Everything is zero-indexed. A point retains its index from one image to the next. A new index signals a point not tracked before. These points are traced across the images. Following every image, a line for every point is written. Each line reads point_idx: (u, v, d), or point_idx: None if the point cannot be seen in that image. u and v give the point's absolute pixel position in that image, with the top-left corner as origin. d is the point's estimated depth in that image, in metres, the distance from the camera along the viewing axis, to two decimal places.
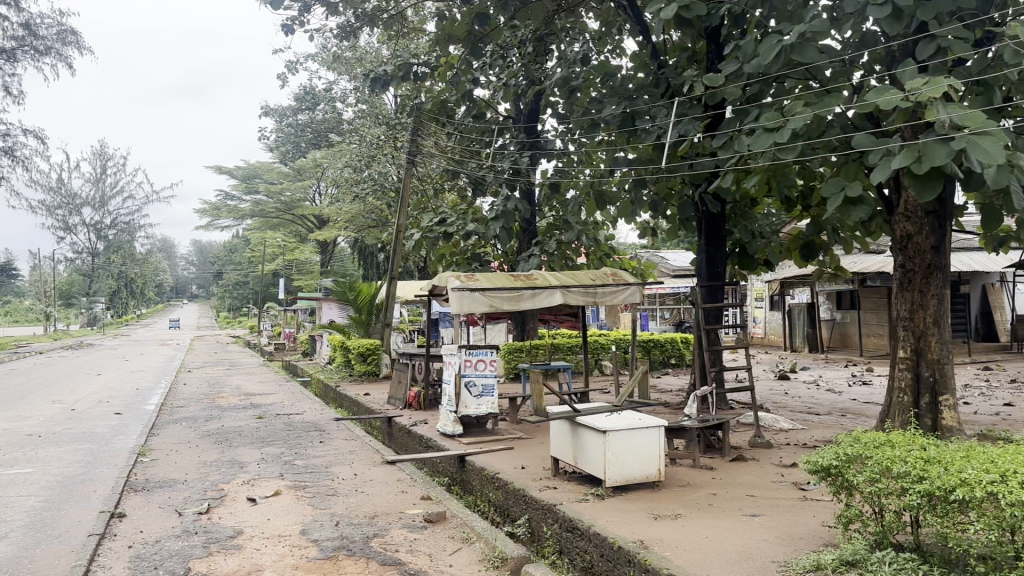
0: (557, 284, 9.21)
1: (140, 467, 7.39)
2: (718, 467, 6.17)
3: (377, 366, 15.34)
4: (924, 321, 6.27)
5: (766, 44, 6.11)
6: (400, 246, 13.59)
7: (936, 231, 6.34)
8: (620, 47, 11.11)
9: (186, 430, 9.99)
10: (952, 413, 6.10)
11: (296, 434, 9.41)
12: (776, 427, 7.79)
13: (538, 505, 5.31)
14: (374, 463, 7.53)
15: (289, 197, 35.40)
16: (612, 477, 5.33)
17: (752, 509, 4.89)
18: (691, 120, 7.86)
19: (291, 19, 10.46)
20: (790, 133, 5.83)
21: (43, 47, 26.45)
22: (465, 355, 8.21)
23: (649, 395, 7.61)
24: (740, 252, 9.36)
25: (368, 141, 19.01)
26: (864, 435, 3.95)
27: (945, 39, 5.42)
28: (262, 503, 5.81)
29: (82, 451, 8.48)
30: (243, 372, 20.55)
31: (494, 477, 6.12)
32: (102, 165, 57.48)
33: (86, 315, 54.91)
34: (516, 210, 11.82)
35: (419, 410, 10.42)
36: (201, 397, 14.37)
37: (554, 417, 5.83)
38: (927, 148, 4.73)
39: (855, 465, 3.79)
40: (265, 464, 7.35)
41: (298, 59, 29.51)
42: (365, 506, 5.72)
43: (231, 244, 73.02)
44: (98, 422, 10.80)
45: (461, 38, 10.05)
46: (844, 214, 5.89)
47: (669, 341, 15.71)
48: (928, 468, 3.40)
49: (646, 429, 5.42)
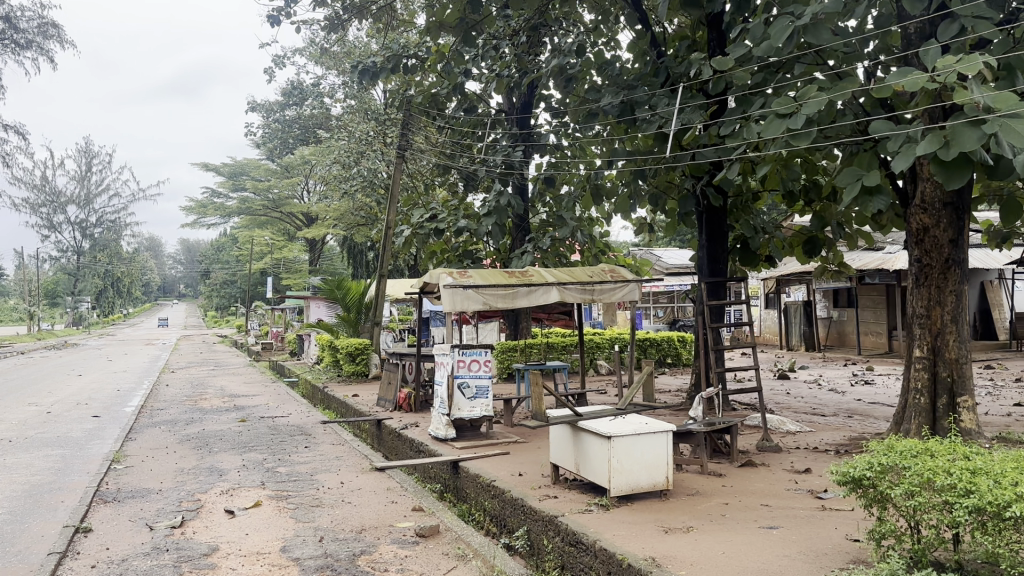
0: (552, 281, 8.86)
1: (114, 475, 6.97)
2: (727, 473, 5.83)
3: (366, 366, 14.87)
4: (942, 319, 5.97)
5: (778, 25, 5.72)
6: (390, 243, 13.16)
7: (955, 225, 6.01)
8: (617, 38, 10.74)
9: (165, 434, 9.56)
10: (971, 415, 5.81)
11: (281, 438, 9.00)
12: (783, 429, 7.47)
13: (537, 517, 4.94)
14: (362, 469, 7.15)
15: (277, 194, 34.84)
16: (617, 485, 4.98)
17: (769, 521, 4.55)
18: (693, 110, 7.45)
19: (277, 10, 10.07)
20: (804, 120, 5.47)
21: (24, 40, 25.80)
22: (458, 355, 7.85)
23: (653, 398, 7.21)
24: (743, 248, 8.93)
25: (358, 136, 18.71)
26: (897, 443, 3.60)
27: (968, 18, 4.94)
28: (240, 515, 5.42)
29: (54, 457, 8.04)
30: (229, 373, 20.07)
31: (491, 485, 5.74)
32: (88, 162, 56.89)
33: (71, 315, 53.99)
34: (509, 206, 11.46)
35: (410, 412, 10.06)
36: (184, 399, 13.93)
37: (553, 422, 5.47)
38: (957, 132, 4.37)
39: (888, 475, 3.43)
40: (246, 472, 6.96)
41: (286, 54, 29.15)
42: (351, 518, 5.34)
43: (219, 244, 72.42)
44: (74, 426, 10.37)
45: (452, 26, 9.68)
46: (862, 205, 5.52)
47: (666, 340, 15.44)
48: (975, 480, 3.08)
49: (653, 433, 5.09)
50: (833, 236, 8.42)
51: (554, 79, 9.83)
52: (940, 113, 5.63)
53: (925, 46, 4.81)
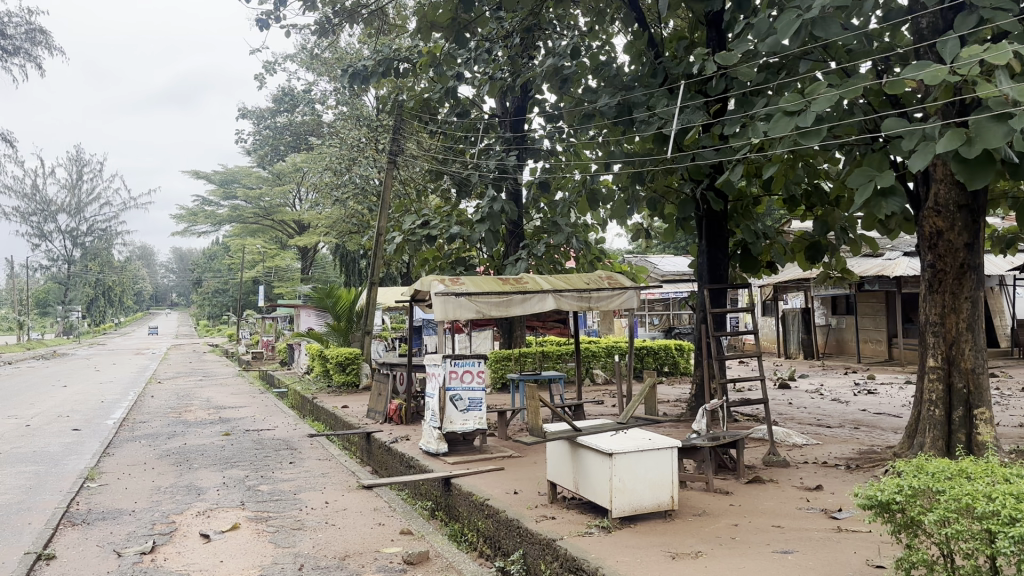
0: (548, 288, 8.55)
1: (85, 494, 6.60)
2: (734, 491, 5.52)
3: (357, 376, 14.55)
4: (957, 327, 5.71)
5: (784, 20, 5.39)
6: (381, 250, 12.82)
7: (970, 227, 5.72)
8: (612, 40, 10.48)
9: (145, 449, 9.17)
10: (989, 428, 5.53)
11: (265, 453, 8.64)
12: (789, 442, 7.18)
13: (533, 540, 4.61)
14: (349, 487, 6.81)
15: (269, 202, 34.41)
16: (619, 506, 4.66)
17: (783, 544, 4.24)
18: (694, 110, 7.13)
19: (266, 13, 9.79)
20: (814, 117, 5.17)
21: (12, 47, 25.44)
22: (450, 365, 7.50)
23: (656, 410, 6.89)
24: (743, 254, 8.64)
25: (349, 143, 18.44)
26: (927, 463, 3.29)
27: (988, 10, 4.68)
28: (216, 539, 5.08)
29: (27, 474, 7.67)
30: (217, 384, 19.61)
31: (484, 504, 5.39)
32: (78, 170, 56.30)
33: (62, 325, 53.28)
34: (503, 212, 11.06)
35: (401, 424, 9.71)
36: (168, 411, 13.50)
37: (551, 437, 5.15)
38: (981, 128, 4.09)
39: (921, 499, 3.12)
40: (226, 490, 6.61)
41: (276, 60, 28.88)
42: (334, 543, 5.01)
43: (213, 252, 71.99)
44: (52, 440, 9.97)
45: (444, 26, 9.31)
46: (875, 207, 5.20)
47: (663, 348, 15.16)
48: (1021, 505, 2.76)
49: (658, 450, 4.78)
50: (837, 241, 8.15)
51: (549, 81, 9.53)
52: (954, 110, 5.38)
53: (945, 39, 4.55)
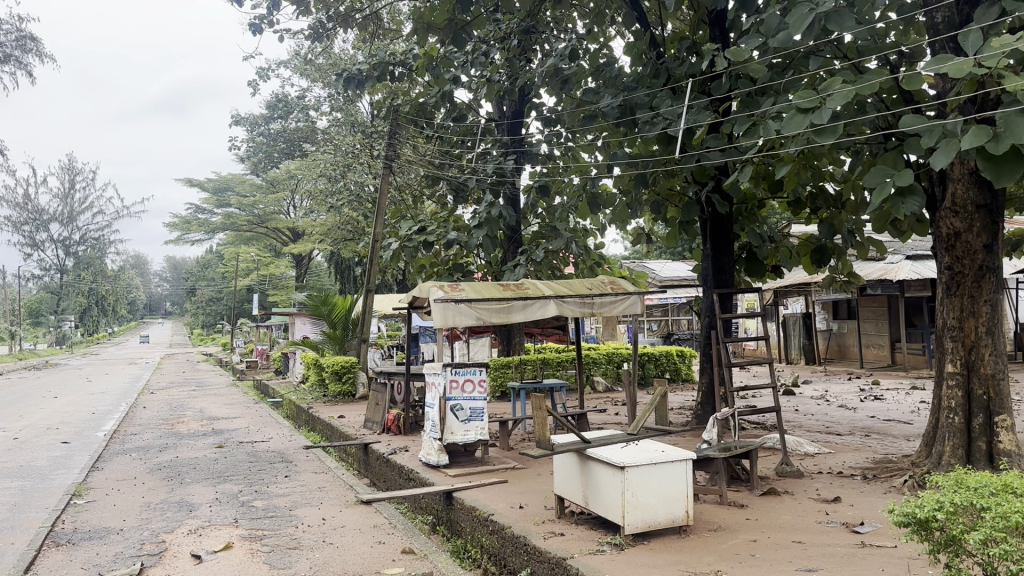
0: (550, 294, 8.35)
1: (72, 512, 6.33)
2: (748, 503, 5.31)
3: (354, 385, 14.32)
4: (977, 330, 5.52)
5: (797, 14, 5.21)
6: (376, 257, 12.53)
7: (989, 228, 5.54)
8: (612, 43, 10.33)
9: (134, 463, 8.88)
10: (1010, 436, 5.32)
11: (260, 466, 8.39)
12: (801, 451, 6.99)
13: (542, 558, 4.38)
14: (346, 503, 6.57)
15: (263, 210, 34.04)
16: (631, 522, 4.43)
17: (807, 561, 4.02)
18: (699, 110, 6.93)
19: (258, 17, 9.57)
20: (830, 114, 4.97)
21: (2, 54, 25.15)
22: (450, 374, 7.29)
23: (666, 419, 6.67)
24: (749, 257, 8.44)
25: (344, 149, 18.23)
26: (967, 478, 3.07)
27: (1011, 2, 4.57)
28: (208, 560, 4.83)
29: (11, 490, 7.40)
30: (209, 394, 19.25)
31: (488, 520, 5.14)
32: (71, 179, 55.92)
33: (54, 334, 52.62)
34: (501, 217, 10.80)
35: (399, 435, 9.47)
36: (160, 422, 13.23)
37: (559, 450, 4.93)
38: (1010, 122, 3.92)
39: (963, 517, 2.89)
40: (218, 506, 6.37)
41: (271, 67, 28.71)
42: (332, 563, 4.78)
43: (207, 259, 71.63)
44: (38, 454, 9.66)
45: (441, 26, 9.08)
46: (893, 207, 5.00)
47: (664, 355, 14.93)
48: None
49: (671, 463, 4.57)
50: (844, 244, 7.99)
51: (548, 82, 9.33)
52: (973, 108, 5.21)
53: (968, 31, 4.37)
